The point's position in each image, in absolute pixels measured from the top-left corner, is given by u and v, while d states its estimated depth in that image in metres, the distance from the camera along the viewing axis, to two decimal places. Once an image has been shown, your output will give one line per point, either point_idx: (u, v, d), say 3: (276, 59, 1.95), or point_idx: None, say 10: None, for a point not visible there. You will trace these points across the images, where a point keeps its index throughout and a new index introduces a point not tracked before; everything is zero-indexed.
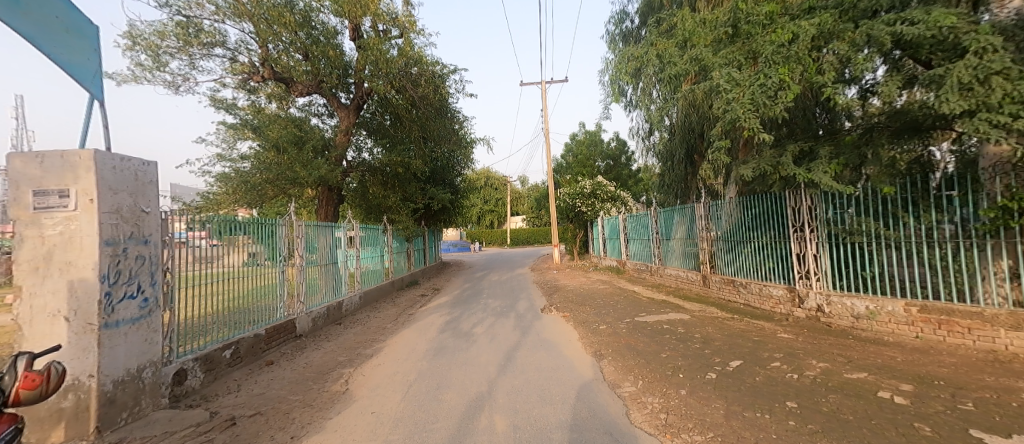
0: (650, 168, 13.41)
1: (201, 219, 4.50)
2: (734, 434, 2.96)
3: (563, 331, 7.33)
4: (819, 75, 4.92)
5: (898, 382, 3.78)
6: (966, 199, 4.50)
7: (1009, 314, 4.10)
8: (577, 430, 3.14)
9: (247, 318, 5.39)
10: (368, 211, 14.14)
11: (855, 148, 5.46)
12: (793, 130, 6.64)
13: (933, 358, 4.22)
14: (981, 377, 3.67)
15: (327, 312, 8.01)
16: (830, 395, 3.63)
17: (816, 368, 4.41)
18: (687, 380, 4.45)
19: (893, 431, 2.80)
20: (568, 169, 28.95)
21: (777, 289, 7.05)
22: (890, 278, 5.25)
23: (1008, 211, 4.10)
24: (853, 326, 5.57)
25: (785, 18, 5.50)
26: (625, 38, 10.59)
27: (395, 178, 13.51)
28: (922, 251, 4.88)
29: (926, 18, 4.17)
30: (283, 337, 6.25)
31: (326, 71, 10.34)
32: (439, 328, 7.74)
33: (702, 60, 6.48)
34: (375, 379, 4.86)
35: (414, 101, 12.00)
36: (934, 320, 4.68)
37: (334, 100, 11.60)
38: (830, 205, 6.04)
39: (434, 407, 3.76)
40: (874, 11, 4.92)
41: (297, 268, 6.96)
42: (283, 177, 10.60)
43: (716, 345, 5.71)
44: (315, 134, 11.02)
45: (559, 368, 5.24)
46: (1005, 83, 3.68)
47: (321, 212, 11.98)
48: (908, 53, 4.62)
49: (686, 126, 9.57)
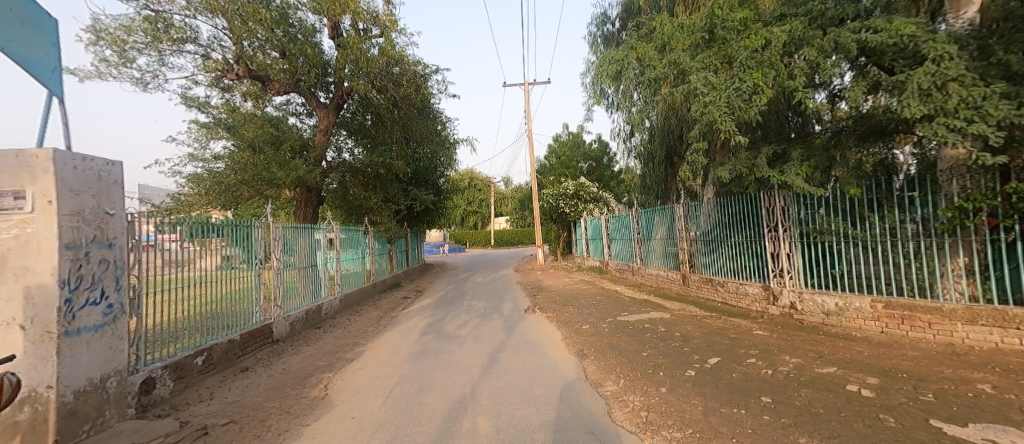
0: (631, 169, 13.61)
1: (171, 221, 4.34)
2: (712, 429, 3.04)
3: (546, 332, 7.38)
4: (790, 80, 5.08)
5: (865, 376, 3.95)
6: (926, 200, 4.72)
7: (965, 309, 4.34)
8: (560, 430, 3.16)
9: (220, 323, 5.20)
10: (349, 212, 13.95)
11: (825, 151, 5.62)
12: (767, 133, 6.78)
13: (897, 352, 4.43)
14: (940, 369, 3.87)
15: (305, 316, 7.80)
16: (802, 390, 3.76)
17: (789, 364, 4.56)
18: (667, 378, 4.54)
19: (860, 423, 2.93)
20: (551, 170, 29.17)
21: (752, 288, 7.23)
22: (859, 276, 5.46)
23: (964, 211, 4.33)
24: (823, 322, 5.78)
25: (758, 25, 5.71)
26: (606, 41, 10.71)
27: (377, 179, 13.26)
28: (887, 250, 5.12)
29: (889, 26, 4.39)
30: (259, 342, 6.04)
31: (303, 70, 10.08)
32: (423, 330, 7.66)
33: (681, 64, 6.44)
34: (355, 384, 4.76)
35: (396, 101, 11.78)
36: (897, 316, 4.90)
37: (312, 99, 11.37)
38: (803, 206, 6.24)
39: (417, 411, 3.72)
40: (841, 19, 5.14)
41: (273, 271, 6.75)
42: (259, 178, 10.27)
43: (695, 343, 5.84)
44: (292, 134, 10.68)
45: (542, 368, 5.27)
46: (960, 89, 3.91)
47: (299, 213, 11.74)
48: (872, 60, 4.81)
49: (666, 129, 9.77)
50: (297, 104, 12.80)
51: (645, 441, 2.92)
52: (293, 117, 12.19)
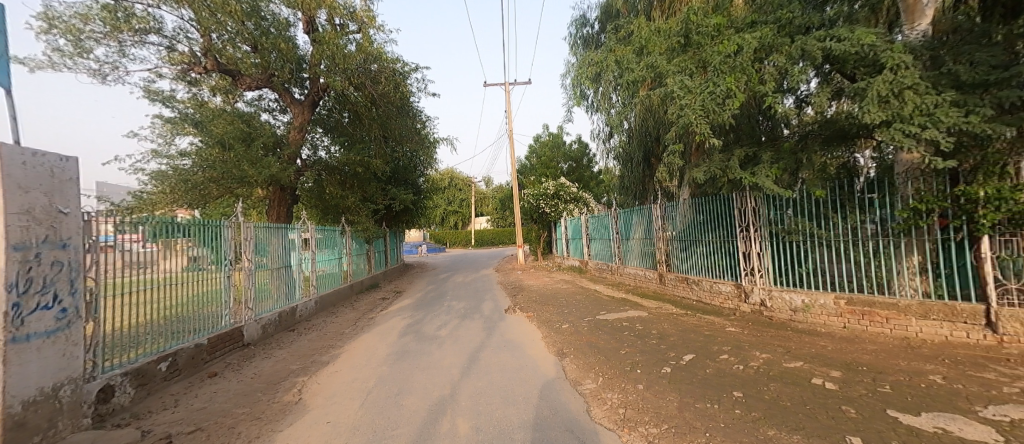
0: (610, 170, 13.80)
1: (132, 221, 4.13)
2: (687, 424, 3.11)
3: (526, 331, 7.41)
4: (761, 85, 5.28)
5: (829, 369, 4.13)
6: (884, 201, 4.98)
7: (919, 305, 4.61)
8: (540, 429, 3.17)
9: (186, 327, 4.98)
10: (325, 211, 13.73)
11: (792, 155, 5.77)
12: (739, 136, 6.99)
13: (858, 346, 4.66)
14: (897, 361, 4.09)
15: (278, 318, 7.56)
16: (771, 384, 3.90)
17: (759, 359, 4.73)
18: (645, 375, 4.63)
19: (824, 414, 3.06)
20: (532, 170, 29.28)
21: (726, 286, 7.45)
22: (824, 274, 5.71)
23: (918, 212, 4.59)
24: (791, 319, 6.02)
25: (731, 31, 5.90)
26: (586, 43, 10.82)
27: (354, 178, 13.06)
28: (849, 249, 5.37)
29: (851, 36, 4.61)
30: (228, 346, 5.82)
31: (277, 64, 9.78)
32: (401, 331, 7.55)
33: (657, 67, 6.54)
34: (331, 388, 4.65)
35: (374, 98, 11.55)
36: (858, 312, 5.16)
37: (286, 95, 11.06)
38: (772, 207, 6.47)
39: (395, 414, 3.67)
40: (806, 27, 5.38)
41: (244, 272, 6.52)
42: (229, 176, 9.89)
43: (671, 341, 5.97)
44: (265, 131, 10.34)
45: (522, 368, 5.28)
46: (915, 97, 4.14)
47: (272, 212, 11.39)
48: (836, 67, 5.04)
49: (644, 130, 9.94)
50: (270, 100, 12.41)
51: (623, 438, 2.97)
52: (266, 113, 11.80)
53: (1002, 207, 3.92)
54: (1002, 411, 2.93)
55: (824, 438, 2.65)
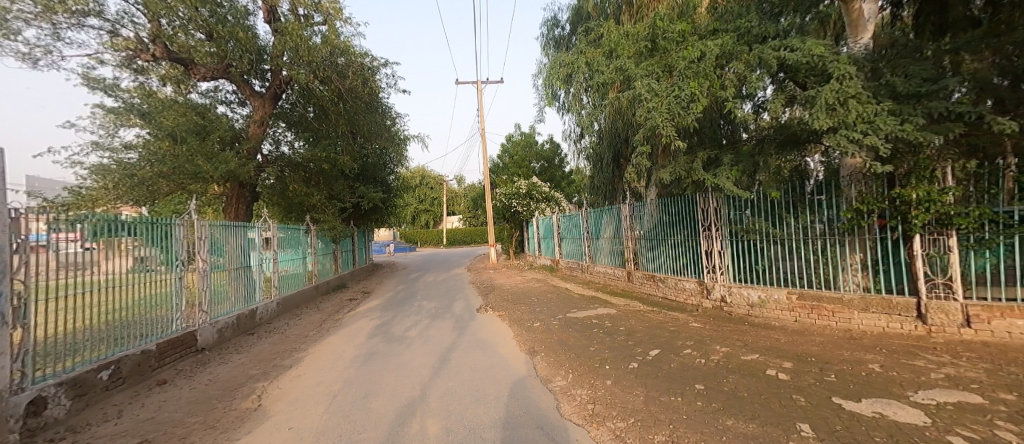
0: (581, 170, 14.03)
1: (69, 218, 3.82)
2: (652, 418, 3.21)
3: (498, 330, 7.40)
4: (722, 90, 5.52)
5: (782, 361, 4.38)
6: (831, 202, 5.33)
7: (860, 299, 4.97)
8: (510, 427, 3.18)
9: (132, 332, 4.65)
10: (288, 209, 13.20)
11: (750, 157, 6.06)
12: (702, 139, 7.28)
13: (807, 338, 4.96)
14: (841, 352, 4.39)
15: (237, 321, 7.21)
16: (730, 376, 4.09)
17: (720, 353, 4.94)
18: (613, 371, 4.74)
19: (777, 403, 3.24)
20: (505, 170, 29.35)
21: (689, 283, 7.74)
22: (778, 271, 6.04)
23: (860, 213, 4.95)
24: (748, 313, 6.33)
25: (695, 37, 6.13)
26: (557, 44, 10.94)
27: (320, 175, 12.59)
28: (801, 247, 5.71)
29: (803, 46, 4.90)
30: (180, 352, 5.48)
31: (235, 55, 9.33)
32: (370, 333, 7.38)
33: (626, 70, 6.69)
34: (294, 392, 4.48)
35: (341, 93, 11.18)
36: (808, 306, 5.50)
37: (246, 87, 10.55)
38: (732, 207, 6.78)
39: (362, 417, 3.58)
40: (763, 37, 5.67)
41: (198, 273, 6.16)
42: (181, 171, 9.32)
43: (638, 337, 6.14)
44: (222, 124, 9.81)
45: (493, 367, 5.29)
46: (858, 105, 4.45)
47: (230, 210, 10.84)
48: (789, 75, 5.34)
49: (613, 132, 10.17)
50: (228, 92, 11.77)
51: (591, 432, 3.02)
52: (222, 105, 11.18)
53: (932, 209, 4.30)
54: (930, 395, 3.21)
55: (776, 426, 2.80)
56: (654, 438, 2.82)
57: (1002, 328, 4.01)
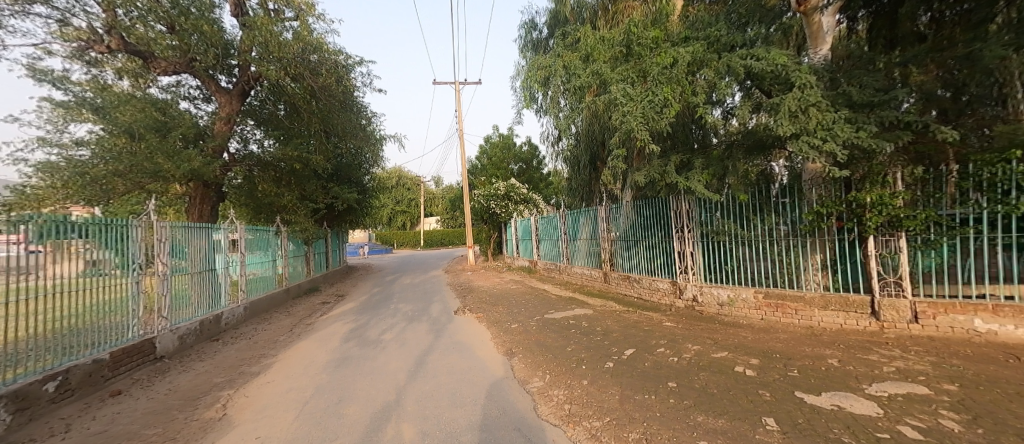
0: (559, 172, 14.17)
1: (11, 219, 3.55)
2: (626, 416, 3.26)
3: (475, 332, 7.36)
4: (694, 96, 5.70)
5: (749, 357, 4.55)
6: (794, 205, 5.59)
7: (820, 297, 5.23)
8: (487, 429, 3.16)
9: (82, 341, 4.35)
10: (257, 210, 12.75)
11: (720, 161, 6.27)
12: (675, 143, 7.49)
13: (772, 336, 5.17)
14: (804, 348, 4.60)
15: (200, 327, 6.88)
16: (701, 373, 4.20)
17: (692, 351, 5.08)
18: (589, 371, 4.79)
19: (744, 399, 3.36)
20: (483, 171, 29.29)
21: (663, 283, 7.93)
22: (746, 271, 6.28)
23: (820, 215, 5.20)
24: (718, 312, 6.54)
25: (667, 44, 6.29)
26: (535, 47, 11.02)
27: (291, 175, 12.20)
28: (767, 248, 5.95)
29: (768, 56, 5.12)
30: (137, 361, 5.18)
31: (199, 48, 8.94)
32: (344, 337, 7.20)
33: (602, 74, 6.80)
34: (262, 400, 4.31)
35: (314, 91, 10.87)
36: (773, 304, 5.74)
37: (211, 82, 10.14)
38: (703, 209, 6.99)
39: (335, 424, 3.48)
40: (731, 46, 5.88)
41: (158, 277, 5.85)
42: (140, 170, 8.86)
43: (614, 336, 6.24)
44: (185, 120, 9.35)
45: (470, 369, 5.25)
46: (818, 113, 4.68)
47: (193, 211, 10.41)
48: (756, 83, 5.57)
49: (590, 135, 10.32)
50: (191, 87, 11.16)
51: (568, 433, 3.04)
52: (185, 101, 10.67)
53: (884, 211, 4.58)
54: (883, 387, 3.40)
55: (744, 421, 2.89)
56: (628, 436, 2.86)
57: (945, 323, 4.29)
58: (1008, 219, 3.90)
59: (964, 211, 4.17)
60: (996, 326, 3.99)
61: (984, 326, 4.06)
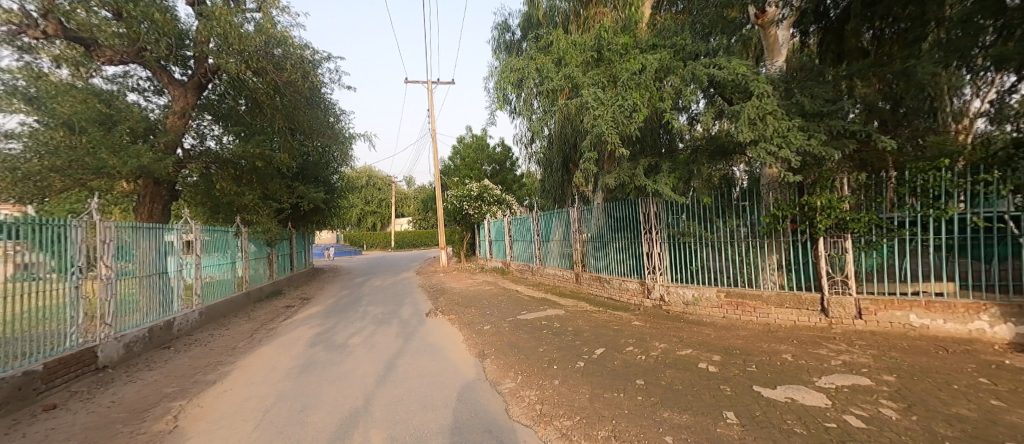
0: (532, 174, 14.28)
1: None
2: (596, 414, 3.31)
3: (446, 334, 7.28)
4: (661, 102, 5.89)
5: (712, 354, 4.73)
6: (754, 208, 5.89)
7: (777, 295, 5.51)
8: (459, 432, 3.13)
9: (12, 351, 3.97)
10: (215, 209, 12.21)
11: (686, 165, 6.47)
12: (644, 147, 7.70)
13: (733, 332, 5.41)
14: (762, 344, 4.83)
15: (149, 334, 6.45)
16: (667, 370, 4.33)
17: (659, 349, 5.23)
18: (560, 371, 4.84)
19: (707, 394, 3.49)
20: (456, 172, 29.09)
21: (632, 283, 8.12)
22: (709, 271, 6.54)
23: (777, 218, 5.49)
24: (683, 311, 6.77)
25: (636, 51, 6.46)
26: (508, 49, 11.07)
27: (253, 173, 11.61)
28: (729, 249, 6.22)
29: (729, 65, 5.36)
30: (75, 372, 4.78)
31: (149, 38, 8.42)
32: (309, 341, 6.95)
33: (574, 78, 6.90)
34: (219, 410, 4.08)
35: (278, 87, 10.45)
36: (734, 303, 6.00)
37: (163, 74, 9.58)
38: (670, 211, 7.22)
39: (298, 432, 3.35)
40: (696, 54, 6.11)
41: (100, 281, 5.44)
42: (82, 166, 8.28)
43: (585, 336, 6.34)
44: (135, 113, 8.76)
45: (441, 371, 5.19)
46: (774, 121, 4.94)
47: (142, 211, 9.78)
48: (718, 91, 5.81)
49: (563, 137, 10.46)
50: (143, 79, 10.19)
51: (539, 433, 3.05)
52: (133, 93, 9.95)
53: (833, 215, 4.90)
54: (832, 379, 3.62)
55: (707, 415, 3.00)
56: (598, 433, 2.90)
57: (885, 318, 4.64)
58: (939, 222, 4.30)
59: (902, 215, 4.54)
60: (929, 320, 4.36)
61: (918, 320, 4.42)
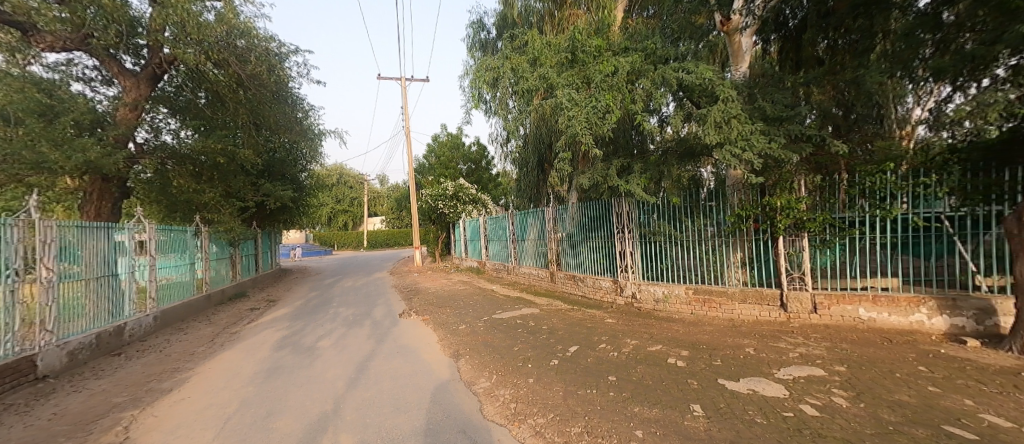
0: (508, 173, 14.32)
1: None
2: (569, 411, 3.35)
3: (420, 335, 7.18)
4: (633, 104, 6.03)
5: (680, 349, 4.88)
6: (719, 208, 6.13)
7: (741, 291, 5.75)
8: (432, 433, 3.10)
9: None
10: (172, 208, 11.55)
11: (657, 167, 6.63)
12: (616, 147, 7.85)
13: (700, 328, 5.61)
14: (727, 338, 5.02)
15: (96, 341, 6.02)
16: (638, 366, 4.44)
17: (630, 345, 5.35)
18: (534, 369, 4.87)
19: (675, 388, 3.60)
20: (431, 171, 28.74)
21: (605, 282, 8.27)
22: (679, 269, 6.74)
23: (741, 218, 5.74)
24: (654, 308, 6.95)
25: (609, 53, 6.59)
26: (483, 47, 11.02)
27: (213, 169, 11.06)
28: (697, 247, 6.43)
29: (696, 70, 5.53)
30: (11, 383, 4.40)
31: (97, 24, 7.87)
32: (276, 345, 6.68)
33: (549, 79, 6.93)
34: (175, 419, 3.86)
35: (241, 79, 9.99)
36: (701, 299, 6.22)
37: (112, 62, 8.97)
38: (642, 210, 7.37)
39: (262, 439, 3.22)
40: (666, 58, 6.28)
41: (40, 285, 5.03)
42: (18, 160, 7.62)
43: (559, 334, 6.40)
44: (81, 103, 8.16)
45: (415, 373, 5.12)
46: (738, 124, 5.14)
47: (88, 209, 9.19)
48: (686, 95, 5.99)
49: (538, 137, 10.53)
50: (89, 66, 9.41)
51: (513, 431, 3.06)
52: (77, 82, 9.28)
53: (791, 214, 5.16)
54: (789, 371, 3.81)
55: (674, 408, 3.10)
56: (571, 430, 2.94)
57: (837, 312, 4.93)
58: (885, 222, 4.64)
59: (853, 214, 4.84)
60: (876, 314, 4.68)
61: (866, 314, 4.74)
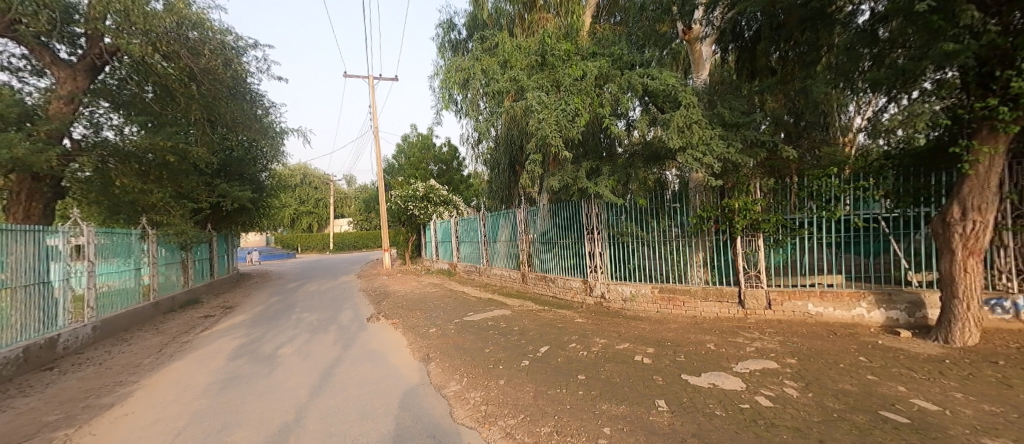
0: (479, 174, 14.26)
1: None
2: (539, 411, 3.37)
3: (389, 339, 7.01)
4: (601, 107, 6.16)
5: (646, 347, 5.01)
6: (682, 209, 6.38)
7: (702, 289, 6.00)
8: (400, 439, 3.03)
9: None
10: (114, 210, 10.73)
11: (624, 169, 6.79)
12: (586, 150, 8.00)
13: (666, 325, 5.79)
14: (691, 335, 5.21)
15: (24, 356, 5.48)
16: (607, 365, 4.52)
17: (599, 344, 5.45)
18: (505, 370, 4.87)
19: (641, 384, 3.70)
20: (401, 171, 28.21)
21: (575, 282, 8.39)
22: (645, 268, 6.94)
23: (703, 219, 5.99)
24: (622, 307, 7.11)
25: (577, 58, 6.72)
26: (453, 48, 10.95)
27: (163, 168, 10.37)
28: (662, 247, 6.64)
29: (660, 76, 5.75)
30: None
31: (26, 8, 7.21)
32: (232, 354, 6.33)
33: (519, 81, 6.93)
34: (116, 437, 3.57)
35: (193, 73, 9.43)
36: (665, 298, 6.43)
37: (44, 51, 8.26)
38: (610, 211, 7.54)
39: None
40: (632, 64, 6.47)
41: None
42: None
43: (530, 335, 6.43)
44: (8, 94, 7.45)
45: (382, 378, 5.00)
46: (699, 129, 5.36)
47: (14, 210, 8.39)
48: (651, 100, 6.19)
49: (509, 139, 10.56)
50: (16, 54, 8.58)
51: (483, 434, 3.04)
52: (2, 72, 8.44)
53: (747, 215, 5.44)
54: (746, 364, 4.00)
55: (640, 405, 3.17)
56: (540, 429, 2.96)
57: (789, 308, 5.21)
58: (830, 222, 5.00)
59: (802, 215, 5.17)
60: (822, 309, 4.98)
61: (814, 308, 5.05)
